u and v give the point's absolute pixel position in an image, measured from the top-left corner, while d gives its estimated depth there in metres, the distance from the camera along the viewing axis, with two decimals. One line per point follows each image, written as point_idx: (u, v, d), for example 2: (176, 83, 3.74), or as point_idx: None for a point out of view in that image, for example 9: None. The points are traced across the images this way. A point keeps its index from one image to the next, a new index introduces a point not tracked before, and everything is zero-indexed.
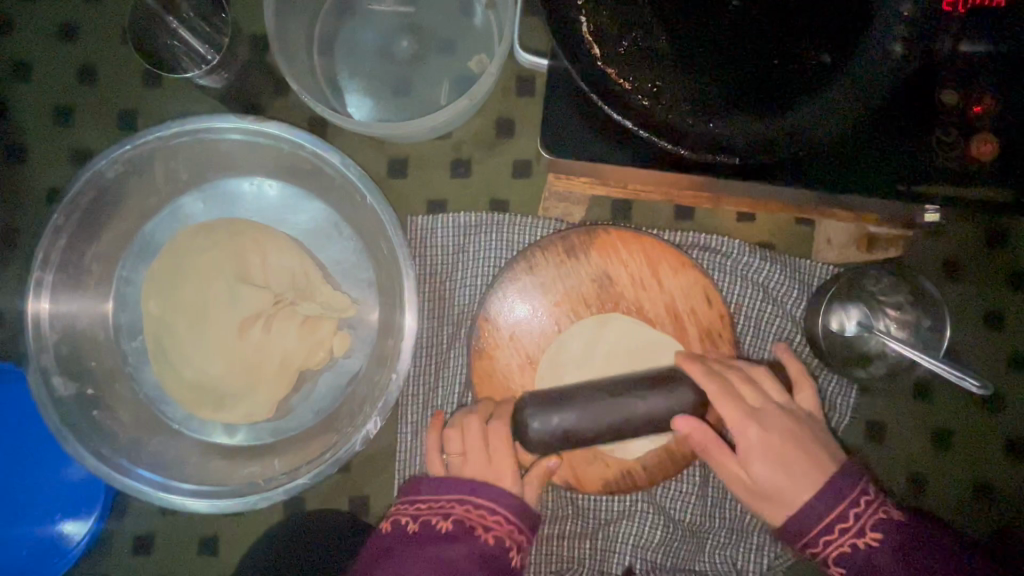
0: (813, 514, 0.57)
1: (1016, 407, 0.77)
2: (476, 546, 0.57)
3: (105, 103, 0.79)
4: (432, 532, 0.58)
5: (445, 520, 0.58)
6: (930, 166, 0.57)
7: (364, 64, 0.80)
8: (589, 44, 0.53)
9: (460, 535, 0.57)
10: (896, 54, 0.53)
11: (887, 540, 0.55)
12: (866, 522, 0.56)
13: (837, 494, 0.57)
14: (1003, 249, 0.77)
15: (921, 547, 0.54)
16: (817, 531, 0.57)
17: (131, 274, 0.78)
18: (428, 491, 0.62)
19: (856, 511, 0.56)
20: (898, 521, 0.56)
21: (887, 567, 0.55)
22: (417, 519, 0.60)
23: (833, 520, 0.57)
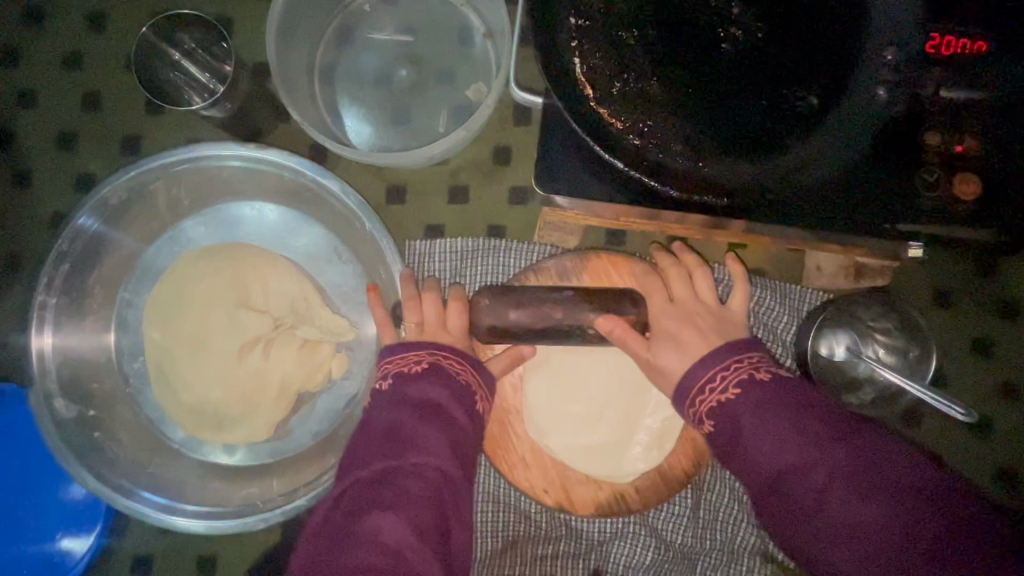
0: (700, 377, 0.58)
1: (1002, 432, 0.78)
2: (454, 387, 0.60)
3: (109, 129, 0.80)
4: (407, 378, 0.60)
5: (417, 366, 0.61)
6: (915, 205, 0.58)
7: (364, 92, 0.82)
8: (581, 86, 0.56)
9: (431, 373, 0.60)
10: (880, 98, 0.55)
11: (750, 399, 0.54)
12: (732, 381, 0.56)
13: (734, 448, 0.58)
14: (988, 278, 0.79)
15: (788, 405, 0.53)
16: (701, 384, 0.57)
17: (133, 296, 0.78)
18: (401, 349, 0.63)
19: (730, 372, 0.56)
20: (766, 384, 0.54)
21: (761, 424, 0.52)
22: (384, 377, 0.62)
23: (710, 380, 0.57)
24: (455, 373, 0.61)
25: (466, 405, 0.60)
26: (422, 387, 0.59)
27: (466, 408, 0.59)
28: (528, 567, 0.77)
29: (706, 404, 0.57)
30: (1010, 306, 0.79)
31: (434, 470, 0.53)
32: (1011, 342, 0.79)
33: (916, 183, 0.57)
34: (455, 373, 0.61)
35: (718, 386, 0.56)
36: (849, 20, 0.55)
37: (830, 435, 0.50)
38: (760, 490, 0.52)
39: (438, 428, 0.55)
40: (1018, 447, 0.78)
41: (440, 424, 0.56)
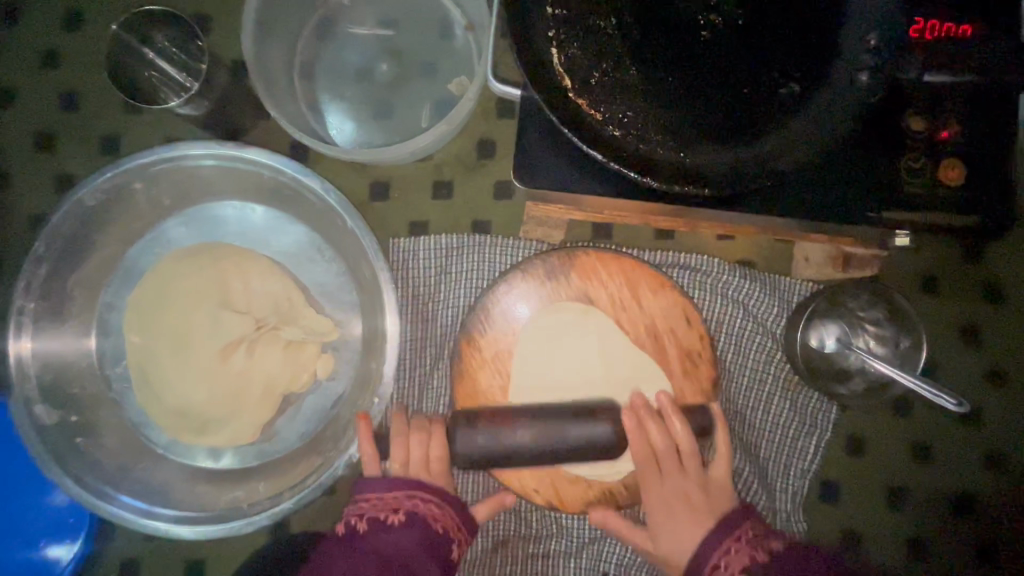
0: (708, 557, 0.61)
1: (992, 420, 0.78)
2: (424, 533, 0.62)
3: (86, 129, 0.79)
4: (381, 526, 0.62)
5: (395, 514, 0.63)
6: (900, 192, 0.57)
7: (346, 87, 0.81)
8: (558, 77, 0.55)
9: (407, 522, 0.63)
10: (862, 84, 0.53)
11: (761, 569, 0.57)
12: (735, 562, 0.59)
13: (718, 540, 0.62)
14: (978, 265, 0.78)
15: (795, 572, 0.57)
16: (712, 565, 0.60)
17: (115, 299, 0.78)
18: (367, 490, 0.65)
19: (730, 552, 0.60)
20: (769, 560, 0.58)
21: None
22: (363, 515, 0.63)
23: (713, 565, 0.60)
24: (432, 519, 0.64)
25: (434, 552, 0.62)
26: (392, 539, 0.61)
27: (438, 558, 0.62)
28: (519, 566, 0.76)
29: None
30: (999, 293, 0.78)
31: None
32: (1001, 328, 0.78)
33: (900, 169, 0.57)
34: (432, 521, 0.64)
35: (723, 563, 0.59)
36: (830, 6, 0.55)
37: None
38: None
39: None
40: (1009, 435, 0.78)
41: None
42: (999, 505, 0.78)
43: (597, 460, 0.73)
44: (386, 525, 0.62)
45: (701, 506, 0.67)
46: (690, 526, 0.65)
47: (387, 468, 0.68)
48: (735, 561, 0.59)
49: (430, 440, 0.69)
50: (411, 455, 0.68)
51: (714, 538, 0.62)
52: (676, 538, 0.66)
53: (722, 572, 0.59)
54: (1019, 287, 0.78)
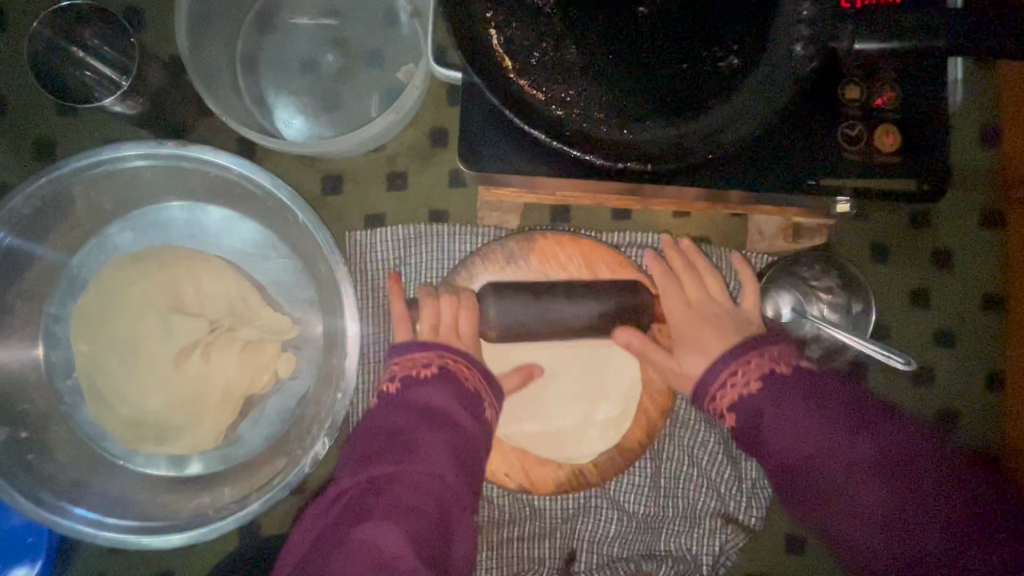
0: (718, 376, 0.58)
1: (942, 376, 0.81)
2: (453, 386, 0.59)
3: (18, 134, 0.75)
4: (415, 381, 0.59)
5: (426, 369, 0.60)
6: (839, 160, 0.58)
7: (291, 81, 0.79)
8: (499, 58, 0.55)
9: (436, 377, 0.59)
10: (797, 55, 0.55)
11: (770, 387, 0.54)
12: (750, 375, 0.56)
13: (738, 354, 0.58)
14: (922, 230, 0.81)
15: (804, 395, 0.53)
16: (719, 382, 0.58)
17: (60, 310, 0.75)
18: (404, 352, 0.63)
19: (750, 364, 0.56)
20: (787, 376, 0.55)
21: (789, 409, 0.52)
22: (393, 378, 0.61)
23: (722, 381, 0.57)
24: (463, 378, 0.61)
25: (472, 407, 0.59)
26: (424, 392, 0.58)
27: (470, 411, 0.58)
28: (495, 551, 0.77)
29: (721, 400, 0.57)
30: (943, 257, 0.81)
31: (429, 477, 0.52)
32: (946, 291, 0.81)
33: (838, 137, 0.58)
34: (465, 380, 0.61)
35: (743, 379, 0.56)
36: None
37: (852, 424, 0.50)
38: (785, 479, 0.52)
39: (441, 434, 0.55)
40: (958, 393, 0.81)
41: (441, 430, 0.55)
42: None
43: (576, 440, 0.74)
44: (418, 380, 0.59)
45: (727, 326, 0.65)
46: None
47: None
48: (754, 369, 0.56)
49: (459, 309, 0.67)
50: (442, 319, 0.66)
51: (736, 351, 0.58)
52: (701, 353, 0.63)
53: (738, 385, 0.56)
54: (962, 250, 0.81)
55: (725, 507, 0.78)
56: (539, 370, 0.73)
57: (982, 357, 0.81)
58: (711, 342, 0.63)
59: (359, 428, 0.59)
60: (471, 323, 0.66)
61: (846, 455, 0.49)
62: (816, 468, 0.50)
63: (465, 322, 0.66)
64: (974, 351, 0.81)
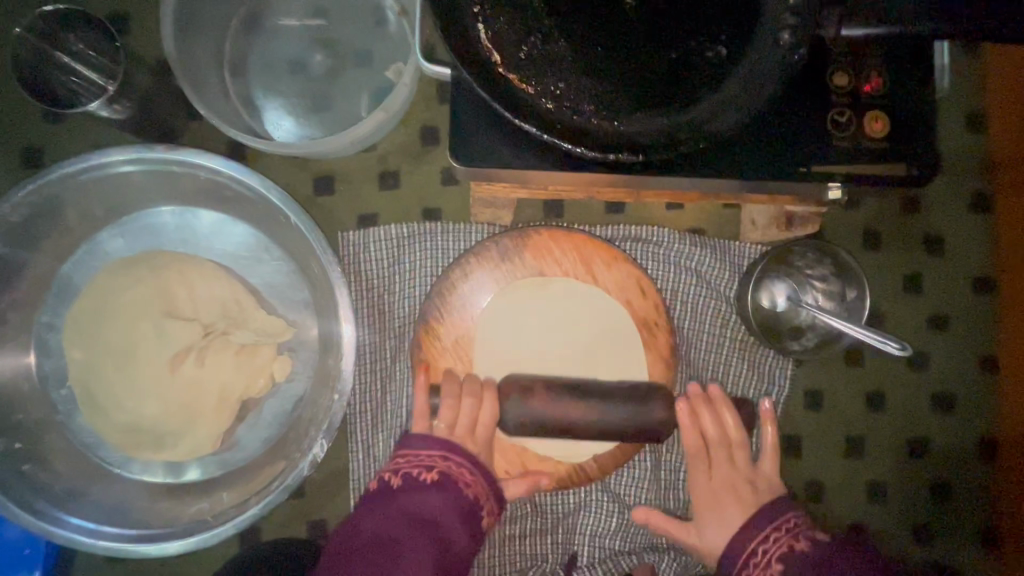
0: (747, 545, 0.63)
1: (936, 361, 0.82)
2: (452, 497, 0.64)
3: (5, 142, 0.75)
4: (412, 485, 0.64)
5: (429, 473, 0.66)
6: (829, 146, 0.58)
7: (279, 82, 0.79)
8: (488, 53, 0.54)
9: (436, 484, 0.65)
10: (784, 43, 0.55)
11: (800, 561, 0.59)
12: (772, 555, 0.61)
13: (765, 520, 0.64)
14: (912, 216, 0.81)
15: (838, 567, 0.58)
16: (749, 552, 0.63)
17: (52, 318, 0.74)
18: (406, 446, 0.68)
19: (777, 538, 0.62)
20: (808, 553, 0.59)
21: (838, 575, 0.57)
22: (397, 472, 0.66)
23: (762, 548, 0.62)
24: (463, 485, 0.66)
25: (467, 519, 0.64)
26: (419, 500, 0.63)
27: (464, 527, 0.64)
28: (496, 549, 0.76)
29: (765, 569, 0.61)
30: (935, 242, 0.82)
31: (416, 564, 0.60)
32: (938, 276, 0.82)
33: (827, 124, 0.58)
34: (461, 483, 0.66)
35: (766, 548, 0.62)
36: None
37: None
38: None
39: (428, 544, 0.61)
40: (953, 377, 0.82)
41: (431, 538, 0.61)
42: (948, 444, 0.81)
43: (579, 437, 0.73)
44: (419, 484, 0.64)
45: (748, 498, 0.68)
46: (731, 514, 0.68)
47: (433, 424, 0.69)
48: (778, 544, 0.62)
49: None
50: None
51: (764, 517, 0.64)
52: (718, 524, 0.68)
53: (763, 563, 0.61)
54: (953, 235, 0.82)
55: None
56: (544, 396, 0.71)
57: (975, 341, 0.81)
58: (729, 509, 0.68)
59: (346, 526, 0.65)
60: (487, 427, 0.68)
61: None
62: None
63: (481, 426, 0.68)
64: (968, 335, 0.81)
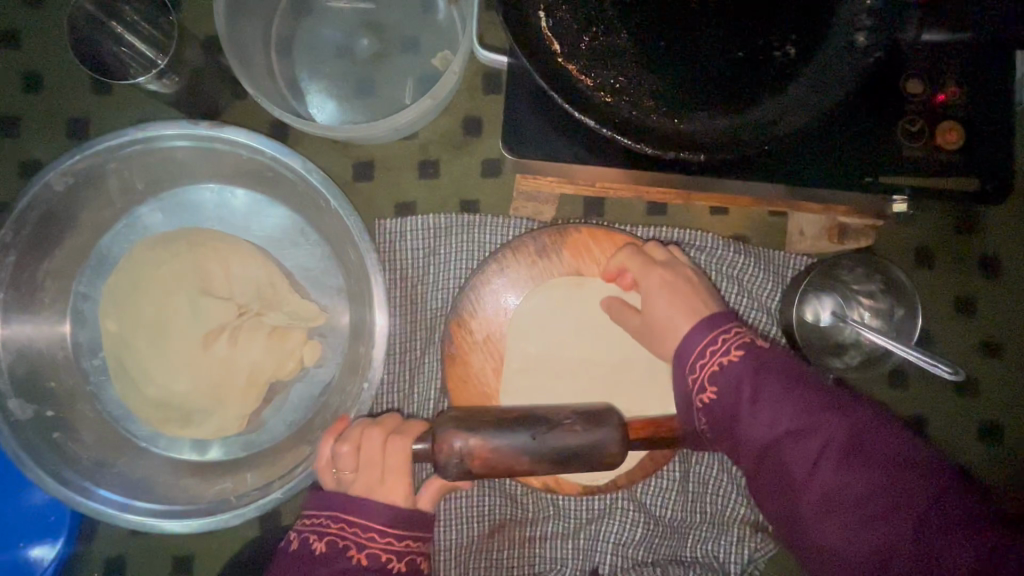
0: (697, 344, 0.54)
1: (986, 388, 0.78)
2: (346, 562, 0.56)
3: (53, 111, 0.75)
4: (310, 553, 0.57)
5: (321, 541, 0.58)
6: (897, 157, 0.56)
7: (325, 65, 0.78)
8: (548, 42, 0.53)
9: (330, 551, 0.57)
10: (860, 44, 0.52)
11: (752, 362, 0.51)
12: (733, 346, 0.52)
13: (717, 322, 0.55)
14: (969, 235, 0.78)
15: (783, 372, 0.50)
16: (699, 350, 0.54)
17: (89, 289, 0.75)
18: (312, 506, 0.61)
19: (732, 337, 0.53)
20: (765, 351, 0.52)
21: (778, 443, 0.47)
22: (298, 535, 0.59)
23: (710, 345, 0.53)
24: (363, 541, 0.57)
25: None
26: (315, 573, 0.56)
27: None
28: (516, 550, 0.75)
29: (707, 370, 0.52)
30: (991, 264, 0.78)
31: None
32: (994, 300, 0.78)
33: (897, 135, 0.55)
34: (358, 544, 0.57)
35: (718, 348, 0.53)
36: None
37: (825, 406, 0.47)
38: (754, 465, 0.49)
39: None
40: (1003, 405, 0.78)
41: None
42: (994, 477, 0.77)
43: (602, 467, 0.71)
44: (312, 553, 0.57)
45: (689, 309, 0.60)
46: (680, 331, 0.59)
47: (341, 473, 0.61)
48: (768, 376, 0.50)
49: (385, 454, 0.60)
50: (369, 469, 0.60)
51: (699, 330, 0.55)
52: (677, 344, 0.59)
53: (716, 356, 0.52)
54: (1011, 257, 0.78)
55: (754, 515, 0.75)
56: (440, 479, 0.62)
57: None
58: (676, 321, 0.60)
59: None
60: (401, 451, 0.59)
61: (823, 477, 0.46)
62: (782, 449, 0.47)
63: (393, 451, 0.59)
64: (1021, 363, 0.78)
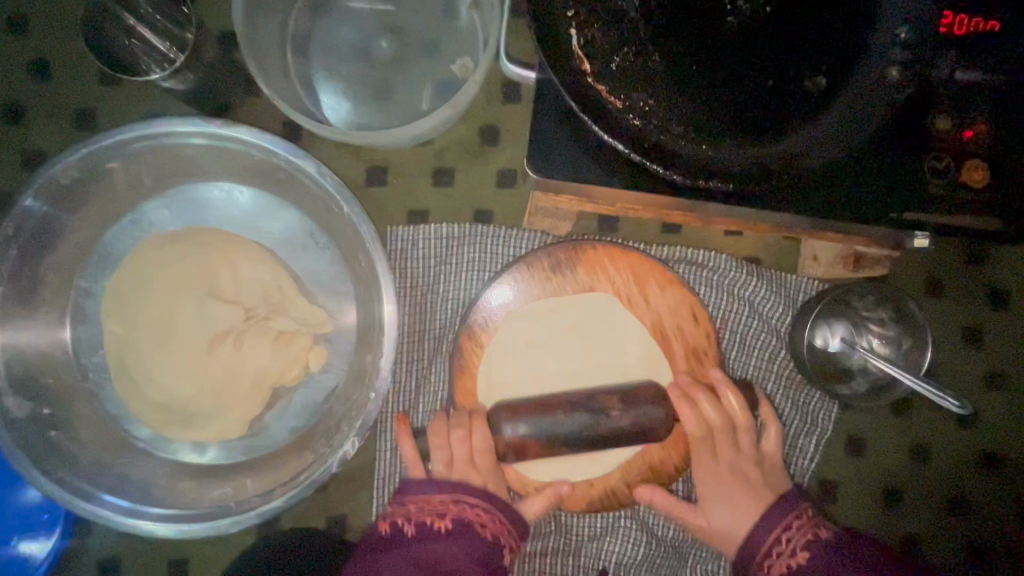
0: (765, 540, 0.63)
1: (989, 420, 0.78)
2: (471, 542, 0.60)
3: (59, 100, 0.73)
4: (428, 531, 0.61)
5: (440, 520, 0.62)
6: (919, 191, 0.55)
7: (341, 64, 0.76)
8: (578, 60, 0.51)
9: (451, 531, 0.61)
10: (891, 79, 0.52)
11: (820, 557, 0.60)
12: (798, 544, 0.61)
13: (777, 518, 0.64)
14: (980, 267, 0.78)
15: (854, 556, 0.60)
16: (765, 550, 0.63)
17: (90, 285, 0.73)
18: (414, 491, 0.64)
19: (794, 528, 0.63)
20: (832, 543, 0.60)
21: (841, 574, 0.58)
22: (410, 521, 0.62)
23: (775, 541, 0.63)
24: (478, 527, 0.62)
25: (488, 561, 0.60)
26: (436, 548, 0.59)
27: (478, 550, 0.60)
28: (517, 566, 0.74)
29: (776, 566, 0.61)
30: (1000, 296, 0.78)
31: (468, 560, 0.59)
32: (1000, 332, 0.78)
33: (922, 169, 0.55)
34: (477, 525, 0.63)
35: (784, 543, 0.62)
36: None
37: (880, 552, 0.61)
38: None
39: (456, 548, 0.59)
40: (1005, 437, 0.78)
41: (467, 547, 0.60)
42: (992, 508, 0.78)
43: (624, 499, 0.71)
44: (432, 531, 0.61)
45: (756, 484, 0.69)
46: (744, 500, 0.68)
47: (429, 469, 0.67)
48: (777, 565, 0.61)
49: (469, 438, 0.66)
50: (454, 450, 0.66)
51: (763, 525, 0.64)
52: (725, 501, 0.68)
53: (783, 557, 0.61)
54: (1020, 292, 0.78)
55: None
56: (546, 404, 0.70)
57: None
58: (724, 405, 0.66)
59: (360, 551, 0.62)
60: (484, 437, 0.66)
61: None
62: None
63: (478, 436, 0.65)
64: None
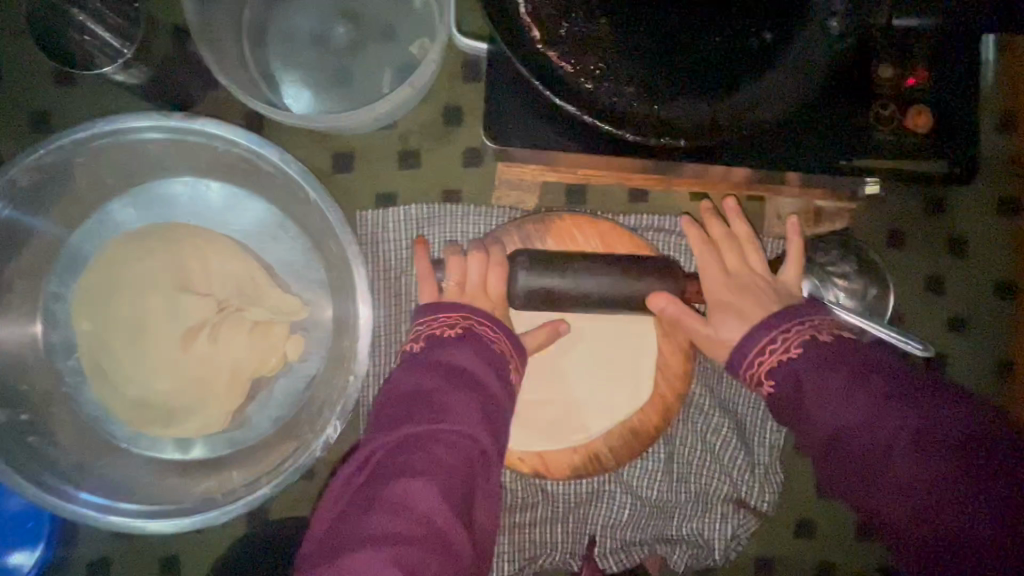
0: (755, 347, 0.57)
1: (955, 363, 0.81)
2: (485, 352, 0.57)
3: (14, 103, 0.72)
4: (443, 343, 0.57)
5: (452, 330, 0.59)
6: (866, 139, 0.58)
7: (299, 53, 0.76)
8: (527, 27, 0.53)
9: (464, 337, 0.58)
10: (833, 31, 0.53)
11: (807, 356, 0.54)
12: (794, 343, 0.55)
13: (774, 322, 0.57)
14: (937, 216, 0.80)
15: (838, 364, 0.52)
16: (760, 347, 0.57)
17: (60, 289, 0.72)
18: (428, 312, 0.61)
19: (790, 331, 0.56)
20: (830, 345, 0.54)
21: (825, 378, 0.51)
22: (422, 337, 0.59)
23: (769, 342, 0.56)
24: (493, 342, 0.59)
25: (498, 366, 0.57)
26: (453, 352, 0.56)
27: (499, 374, 0.56)
28: (506, 537, 0.76)
29: (766, 368, 0.56)
30: (958, 243, 0.80)
31: (460, 437, 0.50)
32: (959, 277, 0.80)
33: (869, 118, 0.57)
34: (490, 339, 0.59)
35: (776, 348, 0.56)
36: None
37: (884, 396, 0.49)
38: (821, 451, 0.52)
39: (468, 395, 0.52)
40: (970, 379, 0.80)
41: (468, 391, 0.53)
42: None
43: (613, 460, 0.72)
44: (449, 339, 0.57)
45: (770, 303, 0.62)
46: (738, 317, 0.61)
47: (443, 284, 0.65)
48: (767, 362, 0.56)
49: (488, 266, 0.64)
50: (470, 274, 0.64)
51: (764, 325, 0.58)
52: (736, 316, 0.61)
53: (775, 355, 0.56)
54: (978, 237, 0.80)
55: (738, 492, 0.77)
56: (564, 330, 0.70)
57: (993, 343, 0.80)
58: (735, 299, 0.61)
59: (383, 389, 0.57)
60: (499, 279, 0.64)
61: (892, 460, 0.47)
62: (851, 435, 0.49)
63: (493, 280, 0.64)
64: (988, 336, 0.80)
